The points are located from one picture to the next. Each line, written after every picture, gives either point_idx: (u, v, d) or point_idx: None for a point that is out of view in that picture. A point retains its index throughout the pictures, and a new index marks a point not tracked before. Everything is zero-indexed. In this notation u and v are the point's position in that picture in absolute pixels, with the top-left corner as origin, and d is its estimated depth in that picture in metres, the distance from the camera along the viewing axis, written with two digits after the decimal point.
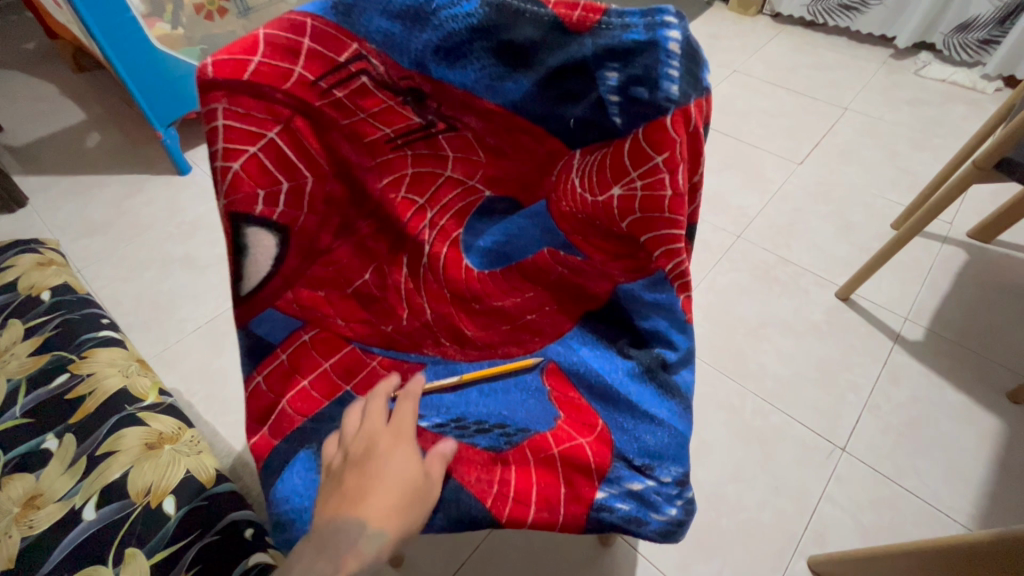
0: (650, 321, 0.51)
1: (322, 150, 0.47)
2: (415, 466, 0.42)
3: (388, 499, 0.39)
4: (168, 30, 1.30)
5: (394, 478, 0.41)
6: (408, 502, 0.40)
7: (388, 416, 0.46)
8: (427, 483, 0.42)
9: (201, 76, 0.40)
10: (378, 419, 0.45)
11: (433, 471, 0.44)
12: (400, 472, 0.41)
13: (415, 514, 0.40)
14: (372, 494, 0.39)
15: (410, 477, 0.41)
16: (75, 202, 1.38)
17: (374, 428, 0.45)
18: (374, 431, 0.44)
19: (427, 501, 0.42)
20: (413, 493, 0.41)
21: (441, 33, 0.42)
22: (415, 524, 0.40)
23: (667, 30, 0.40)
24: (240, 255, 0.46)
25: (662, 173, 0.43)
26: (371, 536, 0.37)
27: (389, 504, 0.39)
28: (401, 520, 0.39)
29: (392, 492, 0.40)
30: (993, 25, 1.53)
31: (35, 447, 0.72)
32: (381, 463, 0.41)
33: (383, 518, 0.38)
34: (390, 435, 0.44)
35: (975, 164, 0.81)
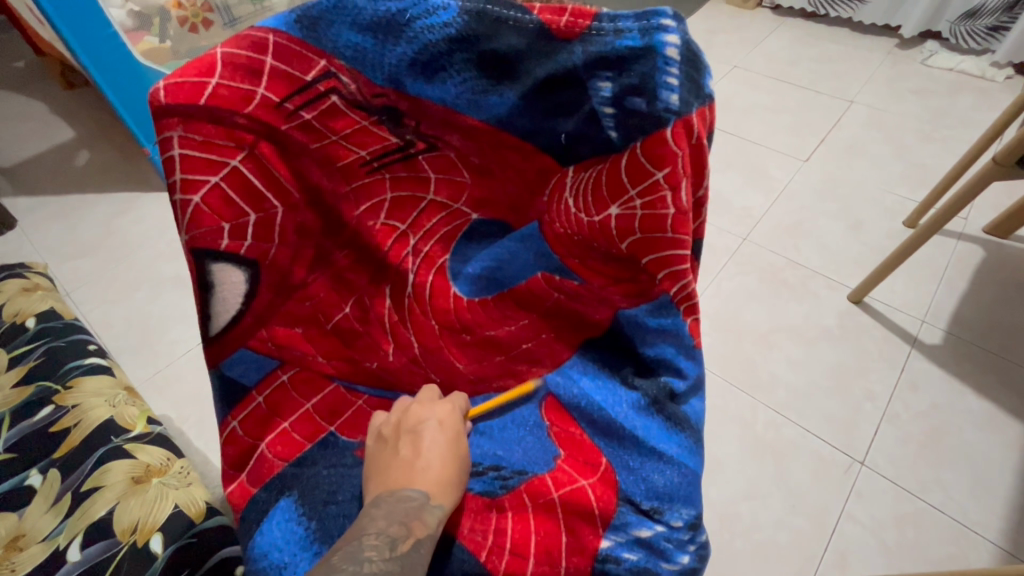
0: (655, 347, 0.47)
1: (292, 178, 0.44)
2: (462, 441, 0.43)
3: (448, 468, 0.40)
4: (156, 43, 1.25)
5: (451, 450, 0.41)
6: (461, 475, 0.41)
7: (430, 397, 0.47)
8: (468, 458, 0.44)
9: (154, 102, 0.37)
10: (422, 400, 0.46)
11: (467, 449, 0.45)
12: (454, 444, 0.42)
13: (462, 488, 0.41)
14: (435, 463, 0.39)
15: (461, 452, 0.42)
16: (63, 222, 1.35)
17: (420, 405, 0.45)
18: (421, 406, 0.45)
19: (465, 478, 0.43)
20: (463, 468, 0.42)
21: (417, 46, 0.39)
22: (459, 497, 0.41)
23: (665, 34, 0.36)
24: (206, 293, 0.43)
25: (664, 190, 0.39)
26: (437, 504, 0.37)
27: (450, 473, 0.40)
28: (455, 492, 0.40)
29: (451, 463, 0.40)
30: (1002, 11, 1.48)
31: (19, 484, 0.70)
32: (441, 434, 0.42)
33: (446, 486, 0.39)
34: (441, 411, 0.45)
35: (995, 161, 0.77)
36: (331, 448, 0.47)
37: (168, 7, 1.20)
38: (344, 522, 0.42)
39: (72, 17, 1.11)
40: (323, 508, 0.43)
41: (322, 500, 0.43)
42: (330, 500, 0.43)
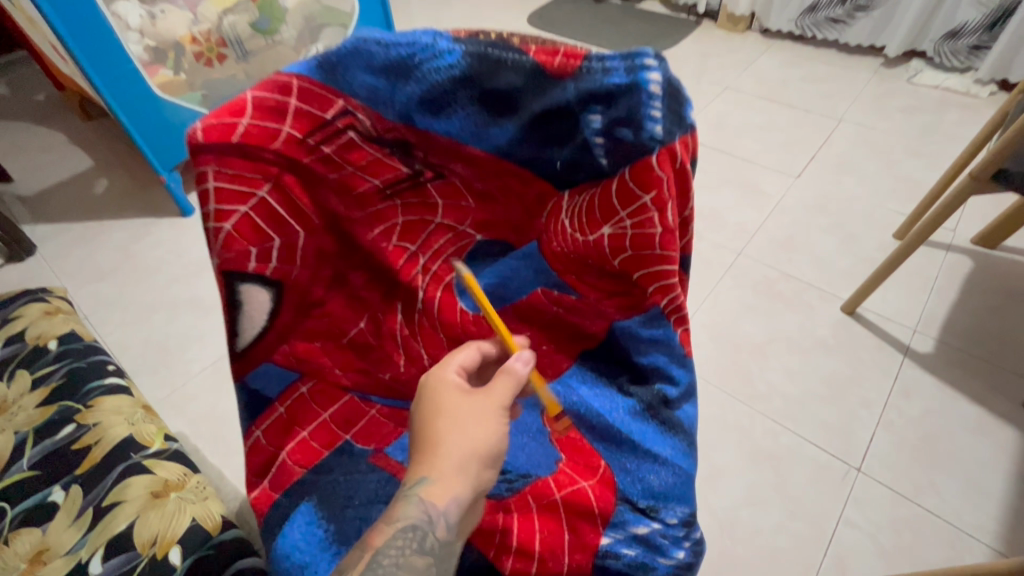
0: (649, 356, 0.50)
1: (313, 205, 0.48)
2: (464, 394, 0.43)
3: (438, 435, 0.41)
4: (171, 76, 1.34)
5: (440, 416, 0.42)
6: (465, 429, 0.41)
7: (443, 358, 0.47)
8: (489, 400, 0.43)
9: (191, 141, 0.41)
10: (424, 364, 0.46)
11: (498, 385, 0.43)
12: (444, 408, 0.42)
13: (479, 438, 0.41)
14: (426, 437, 0.41)
15: (459, 406, 0.42)
16: (82, 248, 1.40)
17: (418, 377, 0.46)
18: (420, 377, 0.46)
19: (493, 417, 0.42)
20: (468, 420, 0.41)
21: (424, 86, 0.43)
22: (483, 445, 0.41)
23: (648, 72, 0.39)
24: (234, 312, 0.46)
25: (651, 211, 0.43)
26: (414, 488, 0.39)
27: (440, 439, 0.40)
28: (460, 450, 0.40)
29: (440, 428, 0.41)
30: (982, 30, 1.54)
31: (42, 500, 0.73)
32: (428, 406, 0.42)
33: (428, 461, 0.40)
34: (435, 375, 0.45)
35: (972, 176, 0.81)
36: (347, 455, 0.50)
37: (183, 42, 1.33)
38: (361, 523, 0.45)
39: (96, 56, 1.18)
40: (341, 511, 0.46)
41: (340, 504, 0.46)
42: (347, 504, 0.46)
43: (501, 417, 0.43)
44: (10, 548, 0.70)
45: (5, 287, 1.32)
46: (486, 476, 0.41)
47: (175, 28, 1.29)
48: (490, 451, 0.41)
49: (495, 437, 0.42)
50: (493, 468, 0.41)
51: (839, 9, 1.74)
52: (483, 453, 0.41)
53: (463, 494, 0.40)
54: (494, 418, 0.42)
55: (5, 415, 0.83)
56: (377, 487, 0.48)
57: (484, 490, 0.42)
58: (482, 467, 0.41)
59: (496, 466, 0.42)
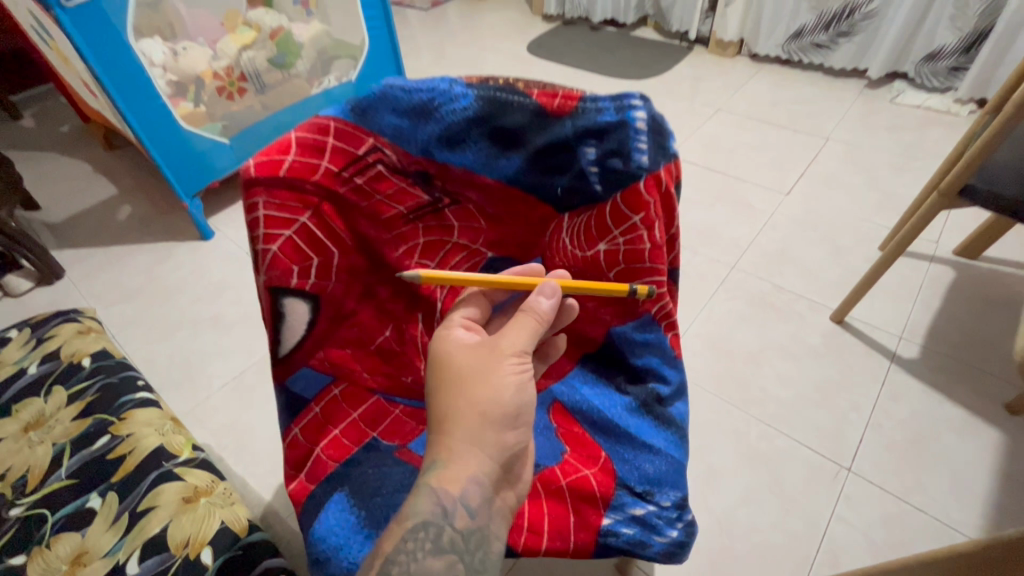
0: (642, 358, 0.57)
1: (345, 229, 0.55)
2: (467, 363, 0.45)
3: (445, 411, 0.43)
4: (192, 108, 1.41)
5: (445, 391, 0.44)
6: (471, 397, 0.43)
7: (448, 329, 0.49)
8: (494, 362, 0.45)
9: (244, 176, 0.48)
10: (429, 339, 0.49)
11: (503, 343, 0.45)
12: (448, 383, 0.44)
13: (488, 403, 0.43)
14: (436, 414, 0.44)
15: (462, 377, 0.44)
16: (108, 271, 1.48)
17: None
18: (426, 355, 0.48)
19: (501, 377, 0.44)
20: (474, 388, 0.43)
21: (443, 125, 0.50)
22: (494, 409, 0.43)
23: (634, 111, 0.46)
24: (278, 323, 0.53)
25: (640, 230, 0.50)
26: (425, 480, 0.42)
27: (448, 415, 0.43)
28: (470, 421, 0.43)
29: (446, 404, 0.43)
30: (958, 53, 1.63)
31: (79, 507, 0.78)
32: (439, 380, 0.45)
33: (437, 448, 0.43)
34: (438, 351, 0.47)
35: (940, 192, 0.88)
36: (375, 450, 0.56)
37: (204, 77, 1.40)
38: (389, 509, 0.51)
39: (128, 91, 1.27)
40: (371, 499, 0.52)
41: (369, 493, 0.52)
42: (376, 493, 0.52)
43: (511, 374, 0.45)
44: (51, 552, 0.73)
45: (36, 309, 1.39)
46: (507, 440, 0.44)
47: (196, 64, 1.37)
48: (504, 410, 0.44)
49: (507, 395, 0.44)
50: (511, 428, 0.44)
51: (823, 35, 1.84)
52: (496, 416, 0.43)
53: (479, 473, 0.42)
54: (503, 376, 0.44)
55: (44, 428, 0.89)
56: (402, 478, 0.54)
57: (509, 451, 0.45)
58: (498, 431, 0.43)
59: (515, 424, 0.45)
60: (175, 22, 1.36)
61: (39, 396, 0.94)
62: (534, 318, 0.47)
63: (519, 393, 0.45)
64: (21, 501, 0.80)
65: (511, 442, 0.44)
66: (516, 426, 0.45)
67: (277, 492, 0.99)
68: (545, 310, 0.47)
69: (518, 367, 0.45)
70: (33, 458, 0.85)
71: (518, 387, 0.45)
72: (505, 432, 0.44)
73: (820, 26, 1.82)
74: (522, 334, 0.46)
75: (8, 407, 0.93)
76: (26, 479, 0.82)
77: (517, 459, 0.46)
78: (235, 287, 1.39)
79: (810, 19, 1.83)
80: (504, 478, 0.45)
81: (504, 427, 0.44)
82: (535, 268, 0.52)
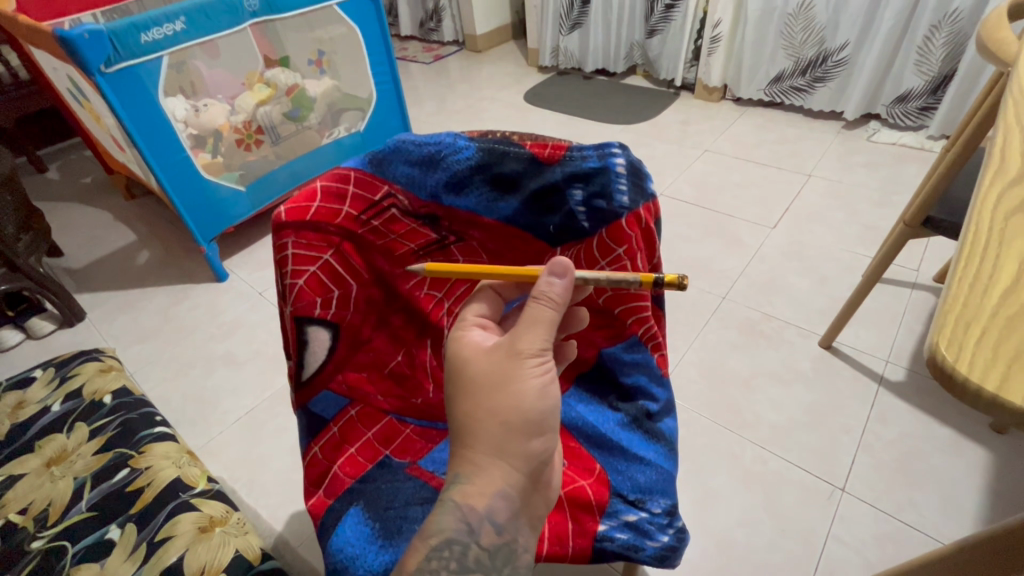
0: (632, 376, 0.63)
1: (363, 264, 0.62)
2: (484, 373, 0.46)
3: (468, 424, 0.46)
4: (209, 158, 1.51)
5: (466, 404, 0.46)
6: (492, 408, 0.45)
7: (464, 337, 0.50)
8: (511, 368, 0.46)
9: (276, 221, 0.56)
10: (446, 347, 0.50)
11: (519, 347, 0.46)
12: (469, 395, 0.46)
13: (510, 412, 0.45)
14: (460, 426, 0.46)
15: (482, 387, 0.46)
16: (127, 313, 1.54)
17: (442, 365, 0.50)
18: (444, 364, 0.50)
19: (520, 383, 0.45)
20: (494, 398, 0.45)
21: (449, 173, 0.57)
22: (517, 417, 0.45)
23: (615, 158, 0.53)
24: (303, 348, 0.60)
25: (624, 260, 0.57)
26: (449, 495, 0.45)
27: (471, 429, 0.45)
28: (494, 432, 0.45)
29: (469, 417, 0.46)
30: (927, 94, 1.74)
31: (100, 537, 0.73)
32: (462, 389, 0.47)
33: (460, 462, 0.46)
34: (457, 360, 0.49)
35: (906, 223, 0.95)
36: (387, 467, 0.61)
37: (222, 130, 1.50)
38: (401, 520, 0.55)
39: (155, 145, 1.38)
40: (384, 512, 0.56)
41: (383, 506, 0.57)
42: (389, 505, 0.57)
43: (530, 378, 0.46)
44: None
45: (56, 351, 1.44)
46: (534, 447, 0.46)
47: (216, 119, 1.47)
48: (527, 417, 0.45)
49: (529, 401, 0.45)
50: (537, 435, 0.46)
51: (801, 80, 1.97)
52: (521, 424, 0.45)
53: (503, 487, 0.45)
54: (521, 383, 0.45)
55: (65, 463, 0.83)
56: (413, 491, 0.58)
57: (537, 458, 0.47)
58: (523, 438, 0.46)
59: (540, 430, 0.46)
60: (196, 80, 1.43)
61: (60, 432, 0.88)
62: (546, 305, 0.45)
63: (541, 396, 0.46)
64: (40, 535, 0.74)
65: (537, 448, 0.47)
66: (542, 429, 0.47)
67: (288, 522, 1.03)
68: (559, 293, 0.46)
69: (539, 368, 0.46)
70: (53, 493, 0.79)
71: (540, 389, 0.46)
72: (530, 438, 0.46)
73: (798, 71, 1.96)
74: (536, 331, 0.46)
75: (31, 444, 0.86)
76: (46, 514, 0.77)
77: (543, 466, 0.49)
78: (248, 326, 1.46)
79: (788, 64, 1.97)
80: (532, 484, 0.48)
81: (530, 434, 0.46)
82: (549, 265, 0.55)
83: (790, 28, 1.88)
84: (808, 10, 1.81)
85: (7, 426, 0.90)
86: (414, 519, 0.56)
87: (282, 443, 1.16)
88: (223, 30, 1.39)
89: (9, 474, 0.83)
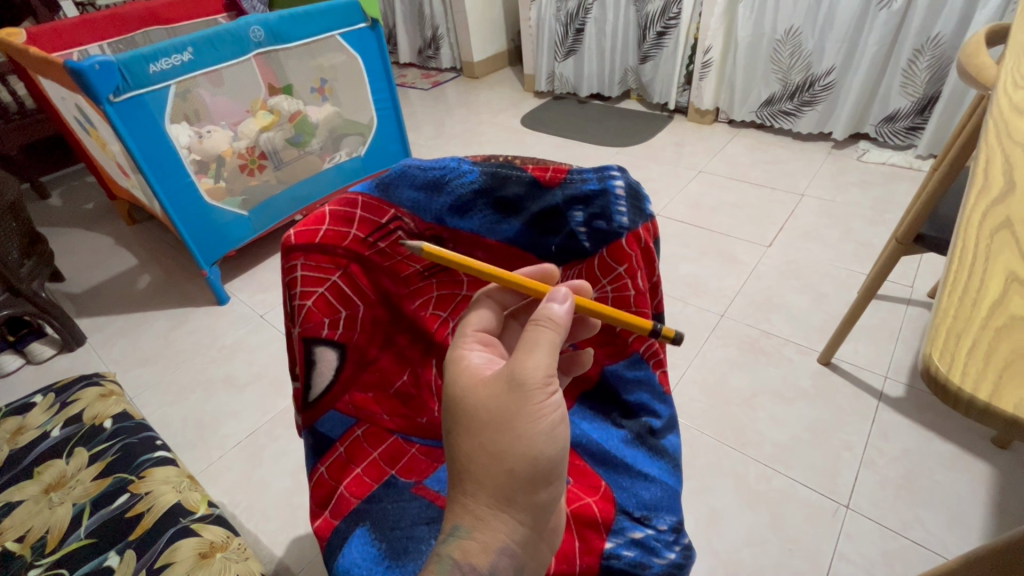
0: (635, 394, 0.64)
1: (370, 285, 0.63)
2: (489, 412, 0.46)
3: (471, 471, 0.46)
4: (212, 183, 1.53)
5: (470, 446, 0.46)
6: (497, 453, 0.45)
7: (470, 360, 0.51)
8: (519, 407, 0.45)
9: (286, 243, 0.57)
10: (448, 375, 0.50)
11: (526, 379, 0.46)
12: (473, 437, 0.46)
13: (516, 460, 0.45)
14: (462, 467, 0.46)
15: (487, 428, 0.46)
16: (127, 337, 1.54)
17: (444, 396, 0.49)
18: (446, 394, 0.49)
19: (527, 424, 0.45)
20: (499, 442, 0.45)
21: (453, 197, 0.58)
22: (523, 464, 0.45)
23: (614, 180, 0.55)
24: (310, 368, 0.61)
25: (625, 278, 0.59)
26: (448, 552, 0.44)
27: (474, 476, 0.45)
28: (498, 481, 0.45)
29: (472, 462, 0.46)
30: (914, 115, 1.79)
31: (98, 565, 0.72)
32: (462, 426, 0.47)
33: (461, 513, 0.46)
34: (460, 394, 0.48)
35: (899, 240, 0.98)
36: (393, 487, 0.61)
37: (225, 156, 1.53)
38: (407, 540, 0.55)
39: (160, 170, 1.40)
40: (390, 532, 0.56)
41: (389, 526, 0.57)
42: (395, 525, 0.57)
43: (539, 418, 0.46)
44: None
45: (55, 376, 1.44)
46: (539, 498, 0.47)
47: (218, 144, 1.49)
48: (533, 465, 0.46)
49: (536, 445, 0.46)
50: (543, 486, 0.46)
51: (789, 104, 2.03)
52: (527, 473, 0.45)
53: (507, 542, 0.45)
54: (529, 424, 0.45)
55: (64, 490, 0.82)
56: (419, 511, 0.59)
57: (541, 509, 0.47)
58: (528, 489, 0.46)
59: (546, 479, 0.47)
60: (200, 108, 1.45)
61: (59, 458, 0.87)
62: (549, 331, 0.47)
63: (548, 439, 0.46)
64: (38, 563, 0.73)
65: (542, 498, 0.47)
66: (548, 478, 0.47)
67: (289, 548, 1.01)
68: (558, 315, 0.49)
69: (546, 409, 0.46)
70: (51, 519, 0.78)
71: (547, 434, 0.46)
72: (536, 489, 0.46)
73: (786, 95, 2.02)
74: (539, 356, 0.46)
75: (29, 470, 0.85)
76: (43, 541, 0.75)
77: (548, 516, 0.48)
78: (249, 350, 1.46)
79: (778, 88, 2.02)
80: (538, 534, 0.48)
81: (537, 485, 0.47)
82: (547, 269, 0.56)
83: (778, 53, 1.94)
84: (795, 36, 1.87)
85: (6, 452, 0.89)
86: (421, 539, 0.56)
87: (283, 467, 1.15)
88: (229, 59, 1.42)
89: (7, 501, 0.81)
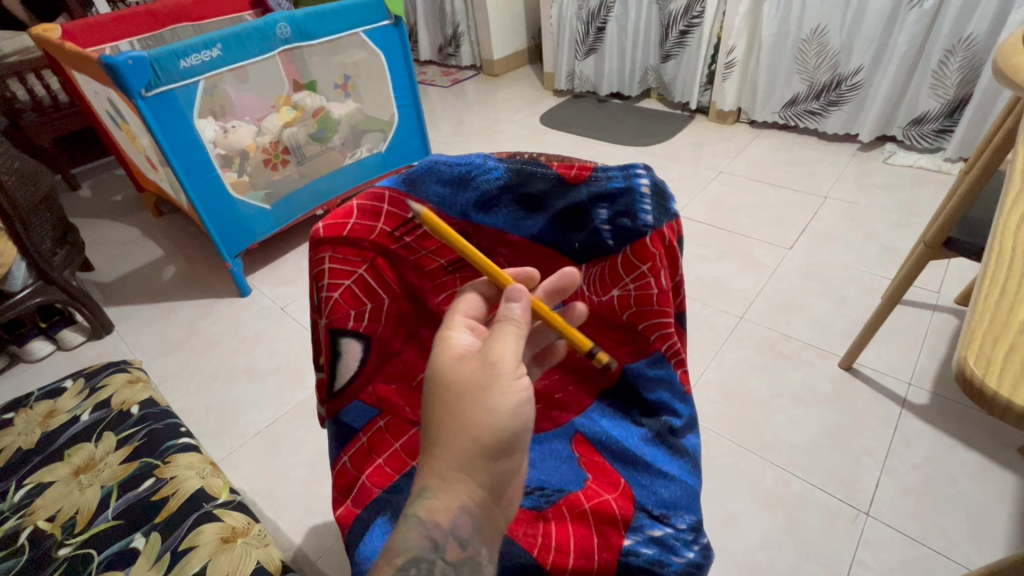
0: (655, 393, 0.64)
1: (395, 279, 0.64)
2: (461, 383, 0.46)
3: (440, 438, 0.45)
4: (236, 177, 1.56)
5: (441, 414, 0.46)
6: (463, 419, 0.45)
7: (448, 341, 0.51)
8: (490, 383, 0.46)
9: (315, 236, 0.59)
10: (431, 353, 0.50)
11: (495, 361, 0.47)
12: (445, 405, 0.46)
13: (482, 429, 0.45)
14: (433, 435, 0.46)
15: (458, 396, 0.46)
16: (153, 326, 1.58)
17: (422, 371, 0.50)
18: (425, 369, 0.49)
19: (496, 398, 0.46)
20: (470, 409, 0.45)
21: (479, 192, 0.58)
22: (488, 434, 0.45)
23: (640, 178, 0.52)
24: (335, 358, 0.63)
25: (648, 277, 0.56)
26: (414, 511, 0.44)
27: (442, 441, 0.45)
28: (464, 448, 0.45)
29: (442, 429, 0.45)
30: (944, 117, 1.75)
31: (125, 546, 0.74)
32: (436, 397, 0.47)
33: (427, 475, 0.45)
34: (437, 367, 0.48)
35: (927, 244, 0.95)
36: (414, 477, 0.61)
37: (248, 150, 1.54)
38: None
39: (186, 162, 1.43)
40: None
41: None
42: None
43: (506, 395, 0.46)
44: None
45: (83, 363, 1.48)
46: (500, 467, 0.46)
47: (242, 138, 1.51)
48: (498, 436, 0.45)
49: (501, 418, 0.46)
50: (504, 455, 0.46)
51: (815, 103, 1.99)
52: (490, 444, 0.45)
53: (469, 502, 0.45)
54: (496, 399, 0.46)
55: (92, 472, 0.84)
56: None
57: (499, 476, 0.47)
58: (490, 457, 0.46)
59: (509, 450, 0.46)
60: (225, 103, 1.48)
61: (88, 441, 0.89)
62: (512, 327, 0.49)
63: (513, 415, 0.46)
64: (68, 542, 0.75)
65: (502, 468, 0.46)
66: (510, 450, 0.46)
67: (307, 536, 1.03)
68: (518, 315, 0.50)
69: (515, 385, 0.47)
70: (80, 500, 0.80)
71: (512, 411, 0.46)
72: (497, 458, 0.46)
73: (812, 95, 1.98)
74: (512, 347, 0.48)
75: (60, 452, 0.88)
76: (73, 521, 0.78)
77: (506, 483, 0.47)
78: (269, 340, 1.48)
79: (803, 88, 1.99)
80: (497, 501, 0.47)
81: (499, 454, 0.46)
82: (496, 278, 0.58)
83: (804, 53, 1.91)
84: (821, 35, 1.83)
85: (39, 435, 0.92)
86: None
87: (302, 457, 1.17)
88: (256, 56, 1.45)
89: (38, 482, 0.84)
